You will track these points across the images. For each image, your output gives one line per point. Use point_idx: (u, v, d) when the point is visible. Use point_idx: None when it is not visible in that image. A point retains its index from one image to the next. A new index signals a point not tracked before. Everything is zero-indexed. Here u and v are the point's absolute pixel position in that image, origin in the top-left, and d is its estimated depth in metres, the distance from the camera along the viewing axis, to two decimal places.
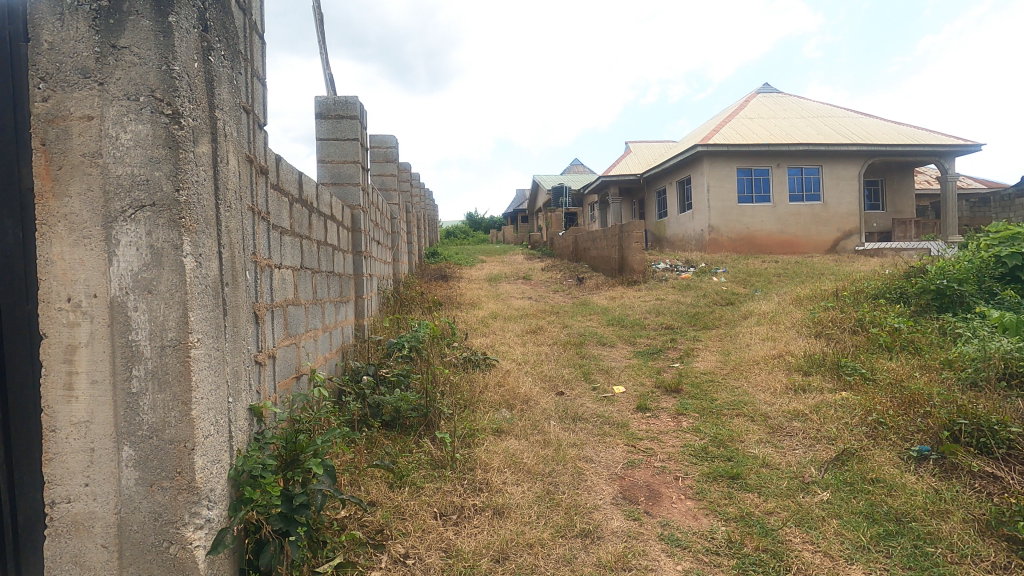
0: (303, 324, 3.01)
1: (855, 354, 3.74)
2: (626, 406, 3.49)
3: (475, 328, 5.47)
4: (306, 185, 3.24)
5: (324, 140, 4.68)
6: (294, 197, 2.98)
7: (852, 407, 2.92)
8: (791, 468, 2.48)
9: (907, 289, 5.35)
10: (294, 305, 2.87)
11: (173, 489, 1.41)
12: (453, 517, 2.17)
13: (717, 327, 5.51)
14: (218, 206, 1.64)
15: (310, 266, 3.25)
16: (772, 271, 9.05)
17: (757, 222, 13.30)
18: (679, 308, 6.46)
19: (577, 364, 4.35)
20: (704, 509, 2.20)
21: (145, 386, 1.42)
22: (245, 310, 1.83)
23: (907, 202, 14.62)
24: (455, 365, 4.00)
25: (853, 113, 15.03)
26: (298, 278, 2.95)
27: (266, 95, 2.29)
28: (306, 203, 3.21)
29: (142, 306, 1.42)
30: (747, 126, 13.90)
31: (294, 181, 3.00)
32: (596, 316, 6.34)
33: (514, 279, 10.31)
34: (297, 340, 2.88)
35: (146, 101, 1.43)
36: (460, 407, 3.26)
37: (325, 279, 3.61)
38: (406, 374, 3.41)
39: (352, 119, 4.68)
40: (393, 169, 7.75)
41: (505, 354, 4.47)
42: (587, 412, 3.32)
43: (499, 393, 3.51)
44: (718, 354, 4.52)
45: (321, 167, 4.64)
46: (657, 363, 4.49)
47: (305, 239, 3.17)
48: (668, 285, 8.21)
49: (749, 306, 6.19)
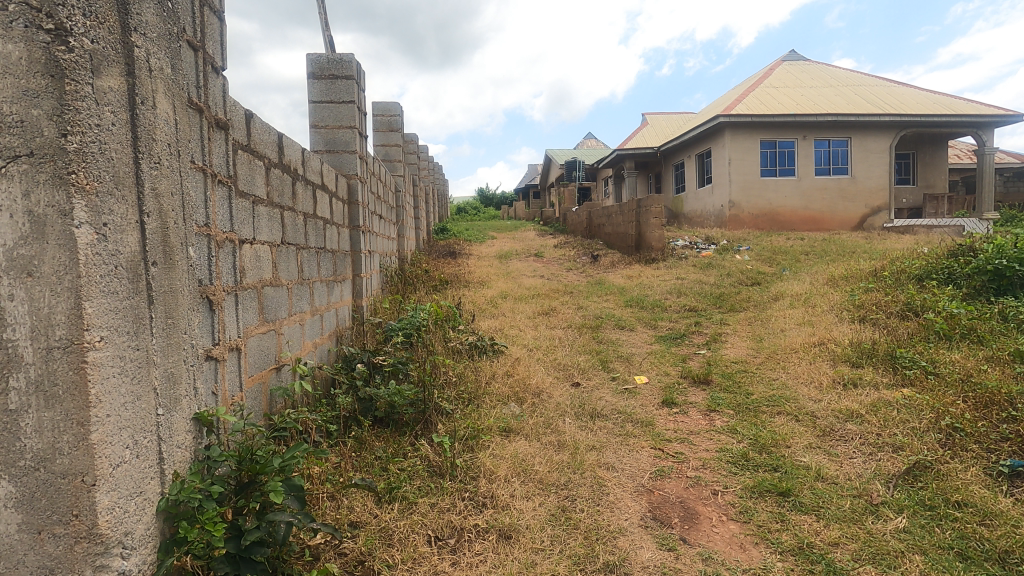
0: (284, 308, 2.66)
1: (910, 343, 3.31)
2: (649, 400, 3.11)
3: (483, 309, 5.10)
4: (290, 148, 2.84)
5: (317, 102, 4.23)
6: (273, 162, 2.59)
7: (918, 408, 2.51)
8: (852, 483, 2.09)
9: (956, 270, 4.86)
10: (273, 287, 2.52)
11: (69, 537, 1.06)
12: (450, 543, 1.82)
13: (745, 309, 5.08)
14: (138, 160, 1.26)
15: (294, 241, 2.88)
16: (799, 249, 8.53)
17: (781, 197, 12.69)
18: (702, 288, 6.02)
19: (594, 351, 3.96)
20: (753, 537, 1.83)
21: (25, 402, 1.03)
22: (187, 297, 1.46)
23: (939, 176, 13.88)
24: (460, 353, 3.63)
25: (886, 83, 14.19)
26: (277, 255, 2.59)
27: (223, 33, 1.88)
28: (289, 170, 2.82)
29: (20, 293, 1.03)
30: (772, 96, 13.18)
31: (273, 143, 2.60)
32: (612, 296, 5.93)
33: (525, 256, 9.89)
34: (277, 326, 2.53)
35: (17, 9, 1.02)
36: (463, 401, 2.90)
37: (316, 257, 3.25)
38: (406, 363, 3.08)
39: (348, 79, 4.21)
40: (396, 139, 7.30)
41: (516, 339, 4.09)
42: (606, 407, 2.95)
43: (508, 384, 3.15)
44: (749, 340, 4.11)
45: (313, 132, 4.22)
46: (681, 350, 4.10)
47: (288, 211, 2.79)
48: (688, 264, 7.75)
49: (779, 286, 5.73)
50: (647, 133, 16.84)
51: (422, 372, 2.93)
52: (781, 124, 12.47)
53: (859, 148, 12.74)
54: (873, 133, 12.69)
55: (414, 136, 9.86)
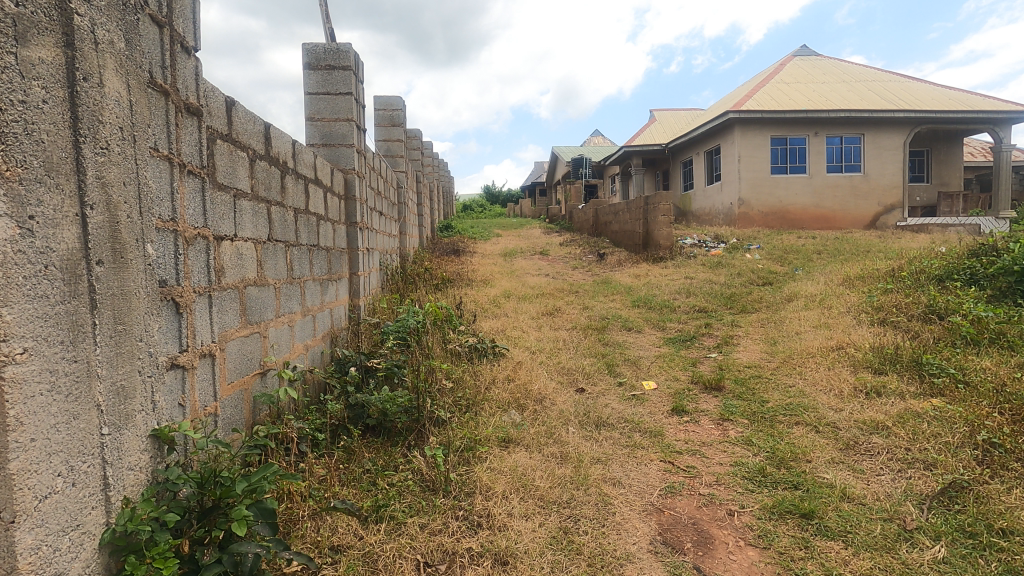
0: (271, 309, 2.51)
1: (936, 348, 3.12)
2: (658, 408, 2.94)
3: (485, 309, 4.94)
4: (279, 140, 2.69)
5: (313, 94, 4.06)
6: (259, 154, 2.43)
7: (951, 420, 2.32)
8: (881, 505, 1.91)
9: (979, 270, 4.64)
10: (258, 286, 2.37)
11: None
12: (441, 569, 1.65)
13: (757, 310, 4.88)
14: (78, 144, 1.10)
15: (284, 238, 2.72)
16: (811, 248, 8.32)
17: (791, 195, 12.44)
18: (712, 288, 5.83)
19: (600, 354, 3.79)
20: (774, 565, 1.66)
21: None
22: (144, 300, 1.31)
23: (955, 173, 13.58)
24: (459, 356, 3.48)
25: (900, 79, 13.89)
26: (263, 253, 2.43)
27: (196, 9, 1.72)
28: (278, 163, 2.66)
29: None
30: (783, 91, 12.92)
31: (260, 134, 2.45)
32: (619, 296, 5.75)
33: (530, 254, 9.72)
34: (262, 329, 2.38)
35: None
36: (461, 408, 2.74)
37: (308, 255, 3.10)
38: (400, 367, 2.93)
39: (345, 70, 4.04)
40: (399, 134, 7.14)
41: (518, 341, 3.93)
42: (612, 415, 2.78)
43: (509, 389, 2.98)
44: (763, 343, 3.93)
45: (309, 125, 4.06)
46: (691, 354, 3.92)
47: (277, 206, 2.64)
48: (697, 262, 7.56)
49: (792, 286, 5.53)
50: (655, 130, 16.60)
51: (417, 376, 2.78)
52: (792, 120, 12.22)
53: (872, 145, 12.47)
54: (886, 129, 12.42)
55: (418, 131, 9.70)
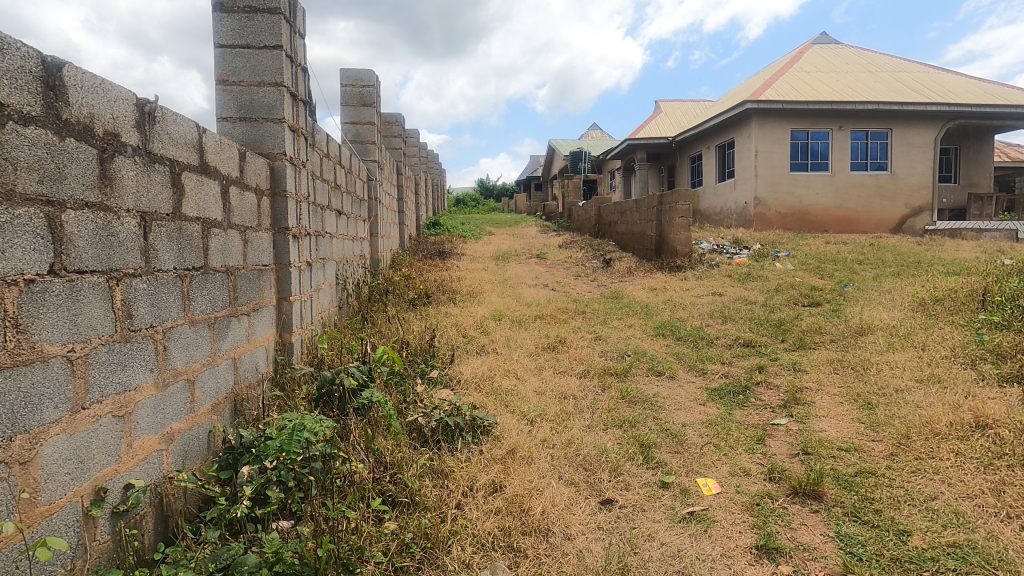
0: (59, 405, 1.37)
1: None
2: (735, 542, 1.83)
3: (468, 340, 3.79)
4: (96, 92, 1.53)
5: (226, 48, 2.88)
6: (19, 111, 1.27)
7: None
8: None
9: None
10: (9, 370, 1.23)
11: None
12: None
13: (820, 347, 3.77)
14: None
15: (103, 266, 1.55)
16: (850, 256, 7.22)
17: (812, 194, 11.37)
18: (751, 310, 4.71)
19: (627, 422, 2.66)
20: None
21: None
22: None
23: (984, 174, 12.57)
24: (422, 435, 2.34)
25: (928, 70, 12.82)
26: (26, 301, 1.28)
27: None
28: (87, 132, 1.49)
29: None
30: (805, 81, 11.81)
31: (26, 76, 1.29)
32: (637, 319, 4.62)
33: (526, 258, 8.56)
34: (13, 455, 1.23)
35: None
36: (411, 561, 1.62)
37: (178, 288, 1.95)
38: (291, 452, 1.80)
39: (272, 14, 2.86)
40: (370, 115, 5.93)
41: (511, 401, 2.79)
42: (666, 569, 1.66)
43: (494, 510, 1.86)
44: (850, 405, 2.83)
45: (222, 92, 2.90)
46: (750, 420, 2.80)
47: (83, 211, 1.47)
48: (722, 273, 6.45)
49: (854, 311, 4.44)
50: (661, 122, 15.43)
51: (323, 515, 1.67)
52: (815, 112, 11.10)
53: (901, 141, 11.40)
54: (917, 124, 11.36)
55: (399, 116, 8.46)
